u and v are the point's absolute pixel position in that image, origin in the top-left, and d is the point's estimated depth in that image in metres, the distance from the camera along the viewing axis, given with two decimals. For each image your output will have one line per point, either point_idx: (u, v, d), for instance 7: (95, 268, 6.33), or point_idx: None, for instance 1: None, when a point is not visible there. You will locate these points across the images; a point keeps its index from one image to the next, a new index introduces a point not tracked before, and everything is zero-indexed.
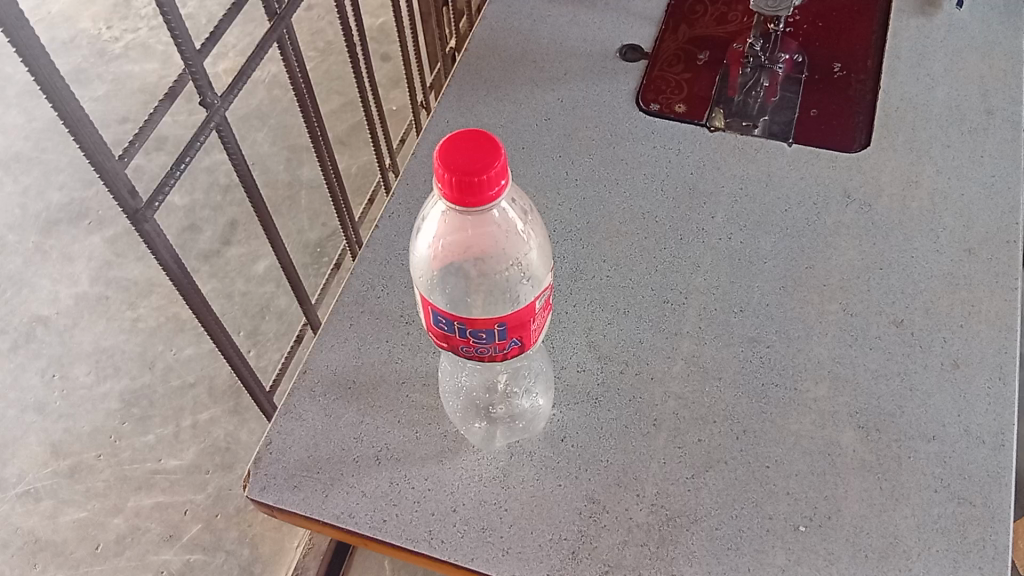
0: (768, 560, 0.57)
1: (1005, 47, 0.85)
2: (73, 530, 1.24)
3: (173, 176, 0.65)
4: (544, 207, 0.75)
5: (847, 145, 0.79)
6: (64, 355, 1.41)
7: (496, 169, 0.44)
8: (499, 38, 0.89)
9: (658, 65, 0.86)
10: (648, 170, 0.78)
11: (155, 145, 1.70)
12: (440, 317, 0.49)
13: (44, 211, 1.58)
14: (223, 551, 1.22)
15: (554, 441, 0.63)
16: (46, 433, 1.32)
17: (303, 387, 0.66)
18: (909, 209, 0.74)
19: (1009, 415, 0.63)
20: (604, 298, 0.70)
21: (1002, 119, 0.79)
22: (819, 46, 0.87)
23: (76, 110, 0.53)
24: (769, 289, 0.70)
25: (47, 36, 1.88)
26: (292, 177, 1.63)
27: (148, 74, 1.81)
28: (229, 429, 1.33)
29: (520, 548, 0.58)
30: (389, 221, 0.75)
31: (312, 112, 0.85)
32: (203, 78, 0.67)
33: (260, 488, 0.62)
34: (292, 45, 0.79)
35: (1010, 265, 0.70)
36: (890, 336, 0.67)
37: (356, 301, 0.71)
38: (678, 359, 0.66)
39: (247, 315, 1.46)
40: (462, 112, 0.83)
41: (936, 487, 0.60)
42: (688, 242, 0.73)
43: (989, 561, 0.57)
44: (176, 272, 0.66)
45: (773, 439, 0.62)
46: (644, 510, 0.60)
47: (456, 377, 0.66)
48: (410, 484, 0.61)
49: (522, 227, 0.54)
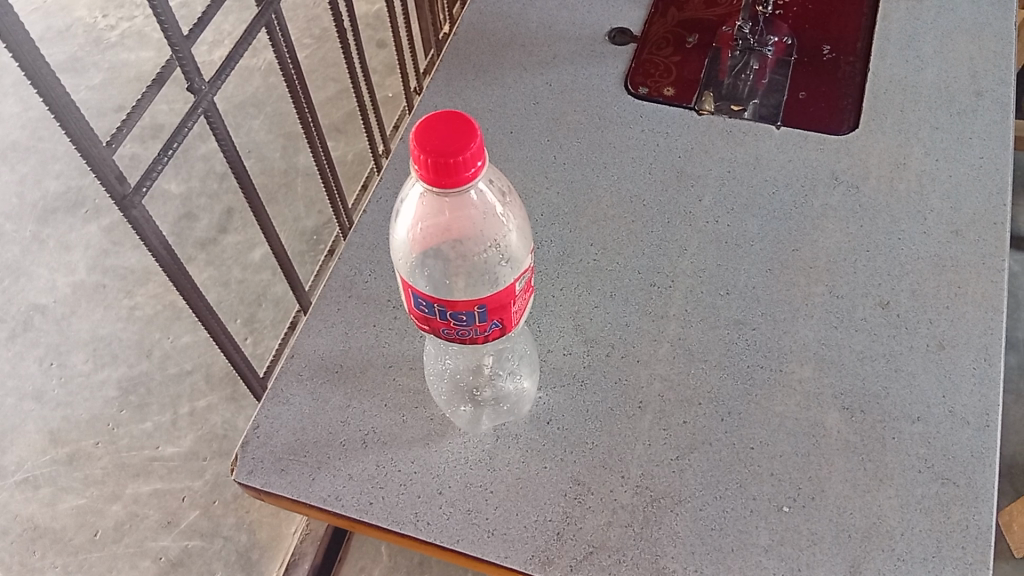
0: (752, 541, 0.58)
1: (995, 29, 0.85)
2: (72, 516, 1.25)
3: (161, 161, 0.65)
4: (531, 191, 0.75)
5: (835, 127, 0.79)
6: (62, 343, 1.41)
7: (472, 150, 0.44)
8: (488, 22, 0.89)
9: (647, 48, 0.86)
10: (635, 153, 0.78)
11: (151, 133, 1.70)
12: (420, 300, 0.49)
13: (41, 200, 1.58)
14: (220, 537, 1.23)
15: (540, 423, 0.63)
16: (44, 421, 1.33)
17: (291, 371, 0.66)
18: (897, 191, 0.74)
19: (994, 395, 0.63)
20: (590, 281, 0.70)
21: (991, 101, 0.79)
22: (808, 28, 0.86)
23: (62, 96, 0.53)
24: (755, 271, 0.70)
25: (43, 25, 1.88)
26: (287, 164, 1.62)
27: (144, 62, 1.81)
28: (227, 416, 1.33)
29: (505, 530, 0.59)
30: (376, 206, 0.75)
31: (302, 96, 0.85)
32: (191, 63, 0.67)
33: (247, 471, 0.62)
34: (281, 30, 0.79)
35: (997, 245, 0.70)
36: (876, 317, 0.67)
37: (344, 286, 0.71)
38: (663, 342, 0.67)
39: (243, 302, 1.47)
40: (450, 96, 0.83)
41: (920, 468, 0.60)
42: (675, 225, 0.73)
43: (972, 541, 0.57)
44: (166, 257, 0.66)
45: (757, 420, 0.62)
46: (629, 491, 0.60)
47: (440, 360, 0.66)
48: (396, 467, 0.62)
49: (500, 210, 0.54)
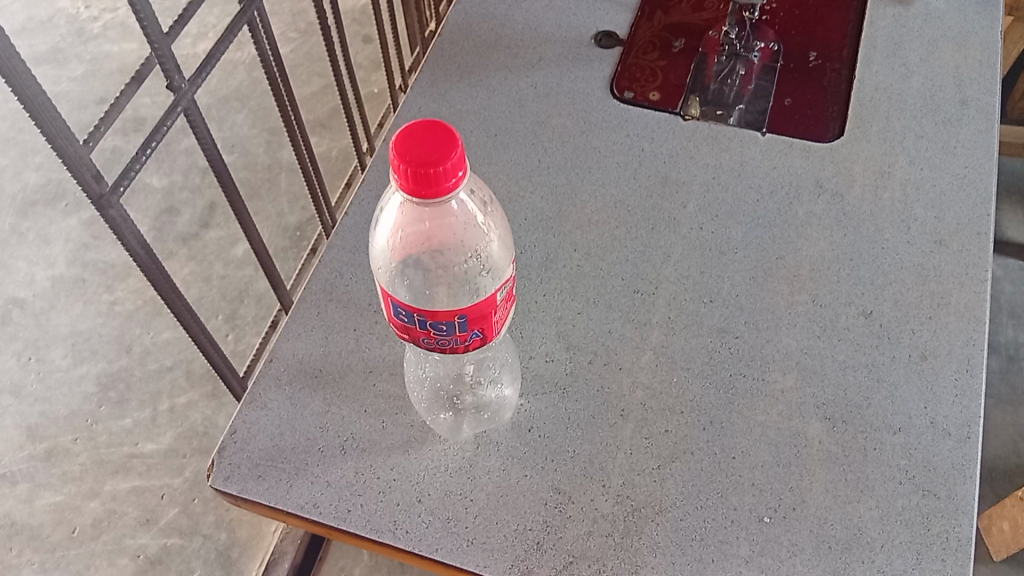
0: (732, 551, 0.57)
1: (981, 38, 0.85)
2: (49, 513, 1.23)
3: (140, 161, 0.63)
4: (515, 195, 0.75)
5: (820, 135, 0.79)
6: (41, 337, 1.39)
7: (452, 160, 0.43)
8: (474, 22, 0.88)
9: (633, 51, 0.85)
10: (621, 158, 0.78)
11: (133, 126, 1.67)
12: (400, 309, 0.49)
13: (20, 192, 1.56)
14: (200, 535, 1.21)
15: (522, 431, 0.63)
16: (22, 416, 1.31)
17: (269, 375, 0.66)
18: (881, 199, 0.74)
19: (976, 407, 0.63)
20: (574, 287, 0.70)
21: (976, 110, 0.79)
22: (794, 34, 0.86)
23: (39, 94, 0.52)
24: (739, 279, 0.70)
25: (24, 15, 1.84)
26: (271, 160, 1.61)
27: (127, 52, 1.78)
28: (207, 413, 1.31)
29: (484, 539, 0.58)
30: (359, 207, 0.74)
31: (285, 93, 0.83)
32: (171, 61, 0.65)
33: (224, 478, 0.61)
34: (264, 26, 0.77)
35: (980, 256, 0.70)
36: (859, 327, 0.67)
37: (324, 289, 0.70)
38: (646, 349, 0.66)
39: (225, 299, 1.45)
40: (434, 97, 0.82)
41: (900, 479, 0.60)
42: (660, 231, 0.73)
43: (951, 554, 0.57)
44: (143, 256, 0.65)
45: (739, 430, 0.62)
46: (610, 501, 0.60)
47: (419, 367, 0.65)
48: (376, 474, 0.61)
49: (481, 219, 0.54)
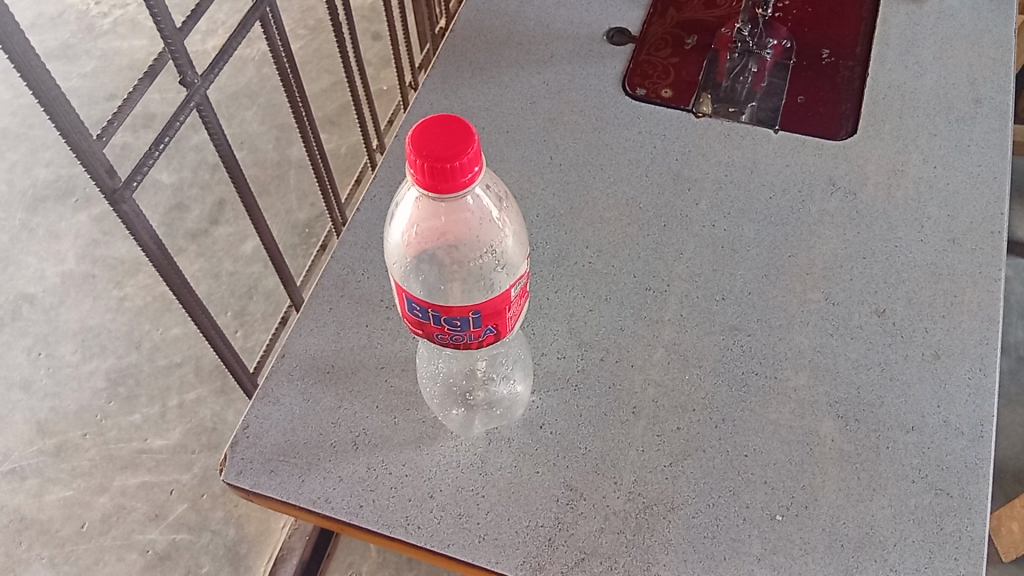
0: (744, 549, 0.57)
1: (995, 36, 0.85)
2: (59, 508, 1.24)
3: (153, 156, 0.63)
4: (527, 192, 0.75)
5: (833, 133, 0.78)
6: (51, 333, 1.40)
7: (469, 155, 0.43)
8: (485, 19, 0.88)
9: (645, 48, 0.85)
10: (632, 155, 0.77)
11: (143, 122, 1.68)
12: (415, 305, 0.49)
13: (31, 188, 1.56)
14: (208, 531, 1.22)
15: (533, 428, 0.63)
16: (32, 411, 1.32)
17: (281, 371, 0.66)
18: (895, 198, 0.74)
19: (989, 406, 0.62)
20: (586, 285, 0.70)
21: (990, 108, 0.79)
22: (807, 32, 0.86)
23: (53, 88, 0.52)
24: (751, 277, 0.69)
25: (34, 11, 1.85)
26: (280, 156, 1.61)
27: (137, 49, 1.79)
28: (216, 409, 1.32)
29: (496, 535, 0.58)
30: (371, 203, 0.74)
31: (297, 89, 0.83)
32: (184, 57, 0.65)
33: (236, 472, 0.62)
34: (276, 22, 0.77)
35: (993, 255, 0.70)
36: (871, 326, 0.66)
37: (336, 285, 0.70)
38: (658, 346, 0.66)
39: (234, 295, 1.45)
40: (446, 94, 0.82)
41: (913, 478, 0.60)
42: (672, 229, 0.73)
43: (965, 552, 0.57)
44: (155, 252, 0.65)
45: (751, 428, 0.62)
46: (621, 498, 0.60)
47: (433, 363, 0.66)
48: (388, 470, 0.61)
49: (497, 214, 0.54)
